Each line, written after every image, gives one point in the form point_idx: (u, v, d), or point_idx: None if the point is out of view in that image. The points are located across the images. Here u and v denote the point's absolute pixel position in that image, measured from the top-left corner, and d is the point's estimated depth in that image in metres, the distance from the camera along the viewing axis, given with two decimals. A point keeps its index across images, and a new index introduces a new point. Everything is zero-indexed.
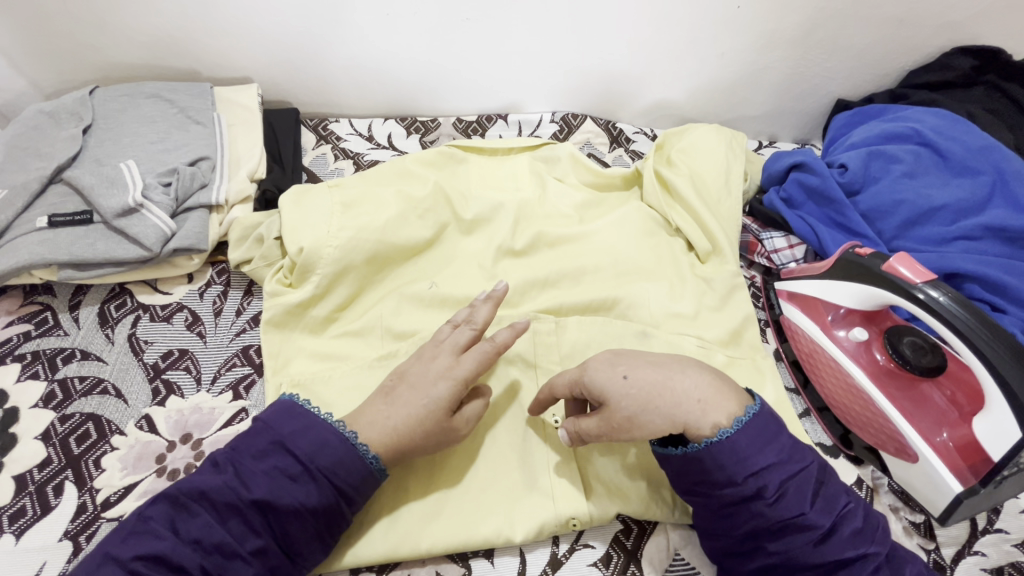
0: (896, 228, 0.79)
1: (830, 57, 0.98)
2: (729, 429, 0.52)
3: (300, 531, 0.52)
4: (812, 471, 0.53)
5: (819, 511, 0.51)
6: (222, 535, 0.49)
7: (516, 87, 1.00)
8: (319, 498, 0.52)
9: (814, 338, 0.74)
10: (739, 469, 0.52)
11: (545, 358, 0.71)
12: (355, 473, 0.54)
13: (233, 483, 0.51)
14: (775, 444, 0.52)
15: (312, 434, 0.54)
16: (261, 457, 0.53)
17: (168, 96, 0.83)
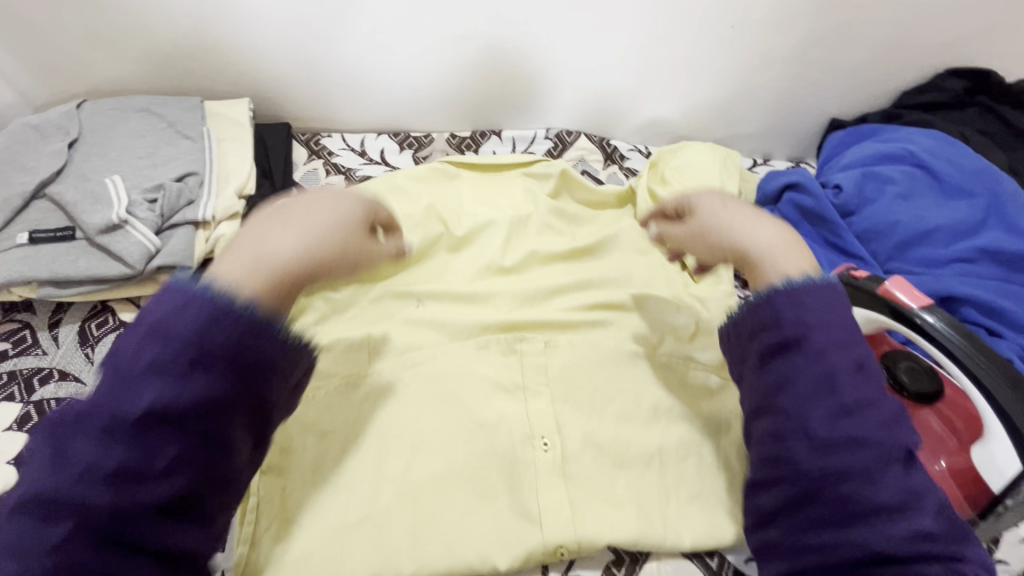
0: (890, 250, 0.78)
1: (824, 76, 0.99)
2: (801, 283, 0.48)
3: (206, 451, 0.38)
4: (860, 352, 0.46)
5: (856, 384, 0.45)
6: (94, 519, 0.35)
7: (511, 104, 0.99)
8: (210, 396, 0.37)
9: None
10: (790, 317, 0.47)
11: (537, 380, 0.69)
12: (246, 335, 0.39)
13: (77, 450, 0.35)
14: (838, 309, 0.47)
15: (174, 315, 0.37)
16: (100, 396, 0.37)
17: (158, 110, 0.82)
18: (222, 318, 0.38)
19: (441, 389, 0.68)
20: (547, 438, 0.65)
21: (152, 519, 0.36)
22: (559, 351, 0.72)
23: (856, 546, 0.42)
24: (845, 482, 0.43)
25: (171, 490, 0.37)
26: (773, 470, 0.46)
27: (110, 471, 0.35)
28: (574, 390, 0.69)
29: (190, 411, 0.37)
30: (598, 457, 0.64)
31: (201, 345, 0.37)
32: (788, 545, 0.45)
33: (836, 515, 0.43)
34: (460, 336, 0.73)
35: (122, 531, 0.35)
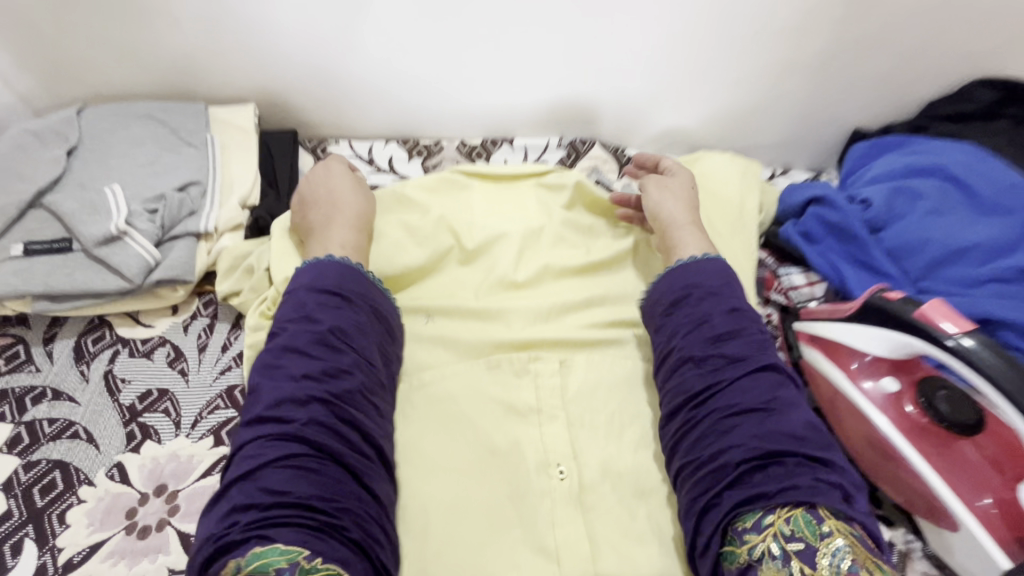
0: (922, 269, 0.75)
1: (847, 85, 0.95)
2: (696, 258, 0.69)
3: (369, 366, 0.56)
4: (736, 301, 0.65)
5: (724, 319, 0.63)
6: (322, 446, 0.48)
7: (523, 112, 0.96)
8: (366, 328, 0.57)
9: (837, 385, 0.70)
10: (671, 288, 0.67)
11: (552, 403, 0.66)
12: (372, 289, 0.61)
13: (288, 409, 0.50)
14: (719, 274, 0.67)
15: (325, 281, 0.58)
16: (286, 364, 0.52)
17: (161, 116, 0.79)
18: (355, 277, 0.60)
19: (452, 412, 0.65)
20: (564, 466, 0.61)
21: (357, 428, 0.52)
22: (574, 371, 0.69)
23: (785, 491, 0.50)
24: (736, 404, 0.57)
25: (361, 398, 0.54)
26: (693, 411, 0.59)
27: (316, 406, 0.50)
28: (590, 414, 0.66)
29: (354, 342, 0.56)
30: (616, 487, 0.61)
31: (349, 297, 0.58)
32: (728, 497, 0.53)
33: (743, 439, 0.55)
34: (471, 355, 0.70)
35: (339, 449, 0.49)
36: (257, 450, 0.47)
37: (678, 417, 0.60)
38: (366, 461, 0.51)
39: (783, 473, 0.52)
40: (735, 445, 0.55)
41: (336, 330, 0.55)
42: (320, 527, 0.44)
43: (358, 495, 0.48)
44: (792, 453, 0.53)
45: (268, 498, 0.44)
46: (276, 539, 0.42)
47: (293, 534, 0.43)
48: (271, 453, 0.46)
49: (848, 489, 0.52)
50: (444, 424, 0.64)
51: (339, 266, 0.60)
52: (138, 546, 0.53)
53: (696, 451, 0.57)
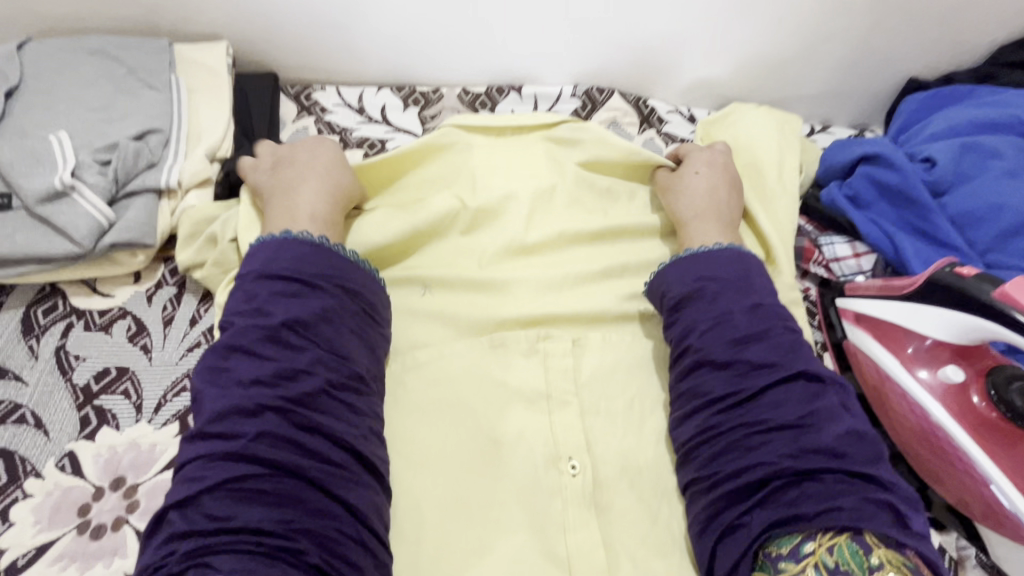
0: (992, 238, 0.66)
1: (908, 27, 0.83)
2: (707, 249, 0.62)
3: (334, 359, 0.51)
4: (756, 296, 0.58)
5: (750, 320, 0.56)
6: (276, 462, 0.44)
7: (534, 55, 0.84)
8: (330, 316, 0.52)
9: (889, 373, 0.61)
10: (681, 281, 0.60)
11: (563, 388, 0.58)
12: (345, 269, 0.55)
13: (233, 421, 0.45)
14: (727, 266, 0.60)
15: (277, 267, 0.53)
16: (234, 368, 0.48)
17: (116, 53, 0.69)
18: (318, 261, 0.54)
19: (450, 397, 0.58)
20: (576, 461, 0.54)
21: (318, 432, 0.47)
22: (588, 352, 0.61)
23: (823, 514, 0.44)
24: (766, 416, 0.51)
25: (324, 397, 0.48)
26: (713, 419, 0.53)
27: (270, 413, 0.46)
28: (605, 402, 0.58)
29: (316, 335, 0.51)
30: (631, 484, 0.55)
31: (308, 283, 0.52)
32: (757, 518, 0.47)
33: (773, 457, 0.49)
34: (471, 334, 0.62)
35: (295, 460, 0.44)
36: (200, 469, 0.43)
37: (694, 426, 0.54)
38: (333, 469, 0.46)
39: (821, 494, 0.46)
40: (763, 462, 0.49)
41: (291, 323, 0.50)
42: (268, 551, 0.40)
43: (323, 509, 0.44)
44: (828, 471, 0.47)
45: (211, 524, 0.41)
46: (217, 569, 0.38)
47: (236, 559, 0.39)
48: (212, 475, 0.42)
49: (901, 508, 0.45)
50: (441, 410, 0.57)
51: (295, 246, 0.54)
52: (91, 549, 0.48)
53: (715, 467, 0.51)
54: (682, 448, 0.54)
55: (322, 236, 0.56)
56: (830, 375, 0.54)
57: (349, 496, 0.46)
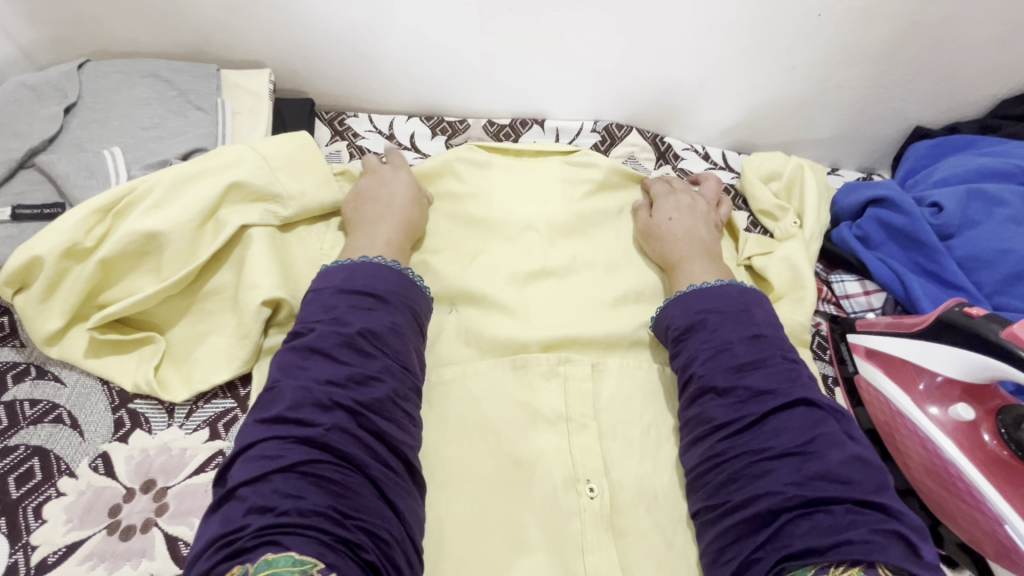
0: (999, 281, 0.68)
1: (914, 79, 0.87)
2: (712, 284, 0.64)
3: (400, 369, 0.54)
4: (757, 327, 0.60)
5: (748, 346, 0.58)
6: (344, 453, 0.46)
7: (556, 92, 0.89)
8: (400, 331, 0.55)
9: (901, 409, 0.63)
10: (683, 313, 0.62)
11: (582, 410, 0.60)
12: (411, 288, 0.59)
13: (310, 412, 0.47)
14: (725, 295, 0.63)
15: (357, 282, 0.56)
16: (311, 368, 0.50)
17: (168, 76, 0.73)
18: (386, 275, 0.58)
19: (474, 414, 0.60)
20: (594, 483, 0.56)
21: (384, 439, 0.49)
22: (607, 377, 0.63)
23: (836, 547, 0.45)
24: (767, 444, 0.52)
25: (389, 406, 0.51)
26: (720, 444, 0.54)
27: (341, 411, 0.48)
28: (621, 429, 0.60)
29: (387, 348, 0.54)
30: (648, 510, 0.56)
31: (381, 297, 0.56)
32: (771, 553, 0.47)
33: (778, 486, 0.49)
34: (490, 354, 0.64)
35: (361, 457, 0.47)
36: (275, 450, 0.45)
37: (702, 451, 0.55)
38: (390, 473, 0.48)
39: (832, 525, 0.46)
40: (770, 491, 0.50)
41: (364, 333, 0.53)
42: (334, 540, 0.41)
43: (378, 509, 0.45)
44: (839, 500, 0.48)
45: (284, 503, 0.42)
46: (288, 545, 0.39)
47: (305, 542, 0.39)
48: (290, 457, 0.44)
49: (912, 536, 0.46)
50: (464, 427, 0.59)
51: (372, 266, 0.58)
52: (120, 549, 0.49)
53: (724, 493, 0.52)
54: (690, 474, 0.56)
55: (395, 259, 0.61)
56: (832, 404, 0.56)
57: (398, 500, 0.47)
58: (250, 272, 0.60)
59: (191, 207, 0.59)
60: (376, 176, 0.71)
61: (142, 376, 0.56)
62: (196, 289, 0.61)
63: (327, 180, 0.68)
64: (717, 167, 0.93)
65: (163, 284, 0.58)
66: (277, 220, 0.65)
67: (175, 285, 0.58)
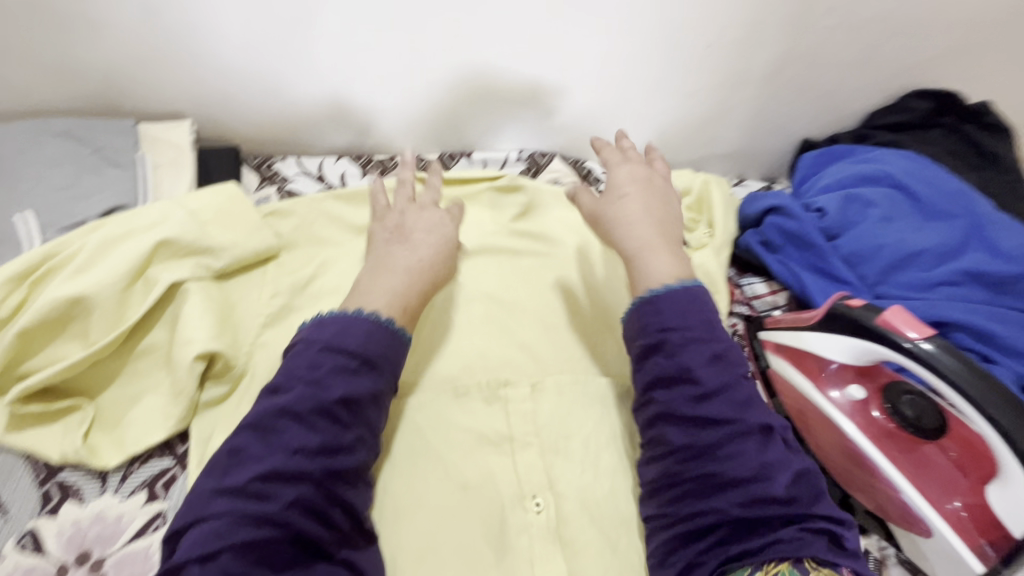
0: (879, 272, 0.76)
1: (797, 96, 0.97)
2: (671, 288, 0.62)
3: (371, 438, 0.55)
4: (719, 346, 0.59)
5: (712, 371, 0.58)
6: (298, 530, 0.47)
7: (478, 127, 0.94)
8: (377, 399, 0.55)
9: (805, 395, 0.70)
10: (646, 330, 0.60)
11: (523, 429, 0.63)
12: (395, 348, 0.58)
13: (270, 485, 0.48)
14: (693, 312, 0.60)
15: (348, 341, 0.55)
16: (284, 433, 0.50)
17: (81, 134, 0.72)
18: (361, 331, 0.56)
19: (420, 445, 0.61)
20: (540, 498, 0.59)
21: (345, 508, 0.51)
22: (545, 395, 0.66)
23: (767, 549, 0.50)
24: (722, 469, 0.54)
25: (354, 474, 0.52)
26: (677, 466, 0.56)
27: (306, 483, 0.49)
28: (561, 442, 0.63)
29: (362, 416, 0.53)
30: (595, 516, 0.59)
31: (368, 362, 0.55)
32: (713, 558, 0.52)
33: (726, 505, 0.53)
34: (434, 386, 0.66)
35: (316, 533, 0.48)
36: (228, 526, 0.46)
37: (659, 469, 0.57)
38: (343, 538, 0.50)
39: (769, 534, 0.51)
40: (717, 508, 0.53)
41: (345, 400, 0.52)
42: None
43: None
44: (780, 516, 0.52)
45: None
46: None
47: None
48: (240, 537, 0.45)
49: (839, 531, 0.53)
50: (410, 460, 0.61)
51: (366, 323, 0.57)
52: None
53: (673, 506, 0.55)
54: (646, 486, 0.59)
55: (389, 318, 0.59)
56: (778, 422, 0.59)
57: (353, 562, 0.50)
58: (184, 327, 0.59)
59: (117, 268, 0.58)
60: (425, 227, 0.71)
61: (69, 446, 0.55)
62: (126, 350, 0.59)
63: (258, 226, 0.68)
64: None
65: (91, 348, 0.57)
66: (211, 272, 0.64)
67: (103, 349, 0.57)
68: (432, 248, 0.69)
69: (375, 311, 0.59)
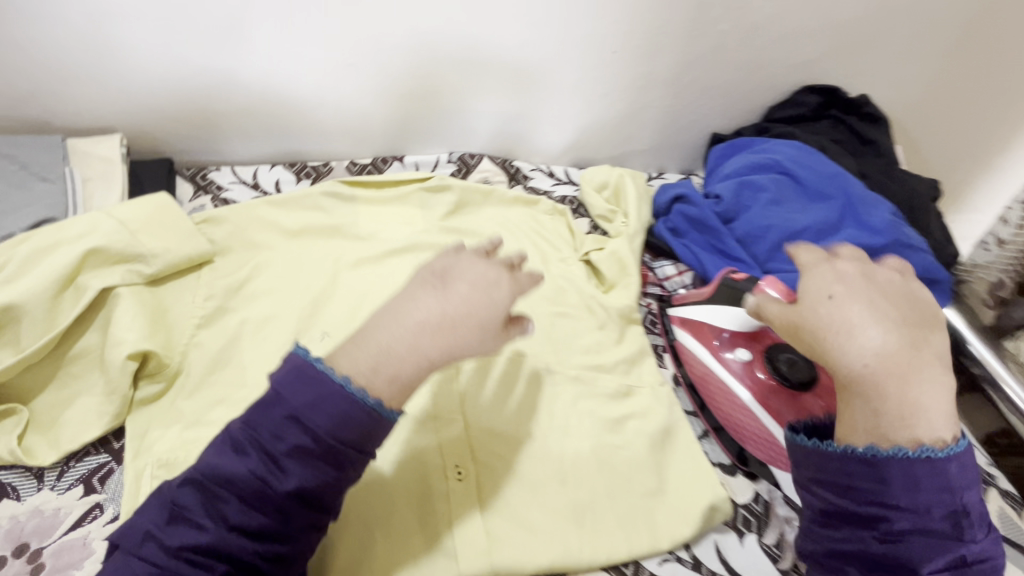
0: (768, 250, 0.86)
1: (702, 95, 1.06)
2: (909, 454, 0.53)
3: (322, 519, 0.52)
4: (948, 521, 0.53)
5: (934, 551, 0.52)
6: None
7: (407, 132, 0.99)
8: (334, 489, 0.51)
9: (703, 360, 0.77)
10: (904, 492, 0.53)
11: (449, 408, 0.69)
12: (373, 437, 0.52)
13: (199, 553, 0.49)
14: (937, 484, 0.53)
15: (314, 420, 0.49)
16: (224, 502, 0.50)
17: (8, 151, 0.74)
18: (332, 412, 0.49)
19: None
20: (461, 466, 0.65)
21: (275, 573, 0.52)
22: (469, 377, 0.72)
23: None
24: None
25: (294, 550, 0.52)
26: None
27: (237, 557, 0.50)
28: (481, 418, 0.69)
29: (314, 505, 0.51)
30: (513, 480, 0.66)
31: (331, 454, 0.50)
32: None
33: None
34: None
35: None
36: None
37: None
38: None
39: None
40: None
41: (297, 491, 0.50)
42: None
43: None
44: None
45: None
46: None
47: None
48: None
49: None
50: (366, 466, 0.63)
51: (338, 402, 0.50)
52: None
53: None
54: None
55: (378, 401, 0.51)
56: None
57: None
58: (115, 329, 0.63)
59: (46, 277, 0.61)
60: (466, 281, 0.55)
61: (4, 447, 0.58)
62: (58, 354, 0.62)
63: (190, 234, 0.71)
64: (561, 182, 1.06)
65: (22, 353, 0.60)
66: (142, 278, 0.67)
67: (35, 354, 0.60)
68: (459, 303, 0.53)
69: (347, 376, 0.50)
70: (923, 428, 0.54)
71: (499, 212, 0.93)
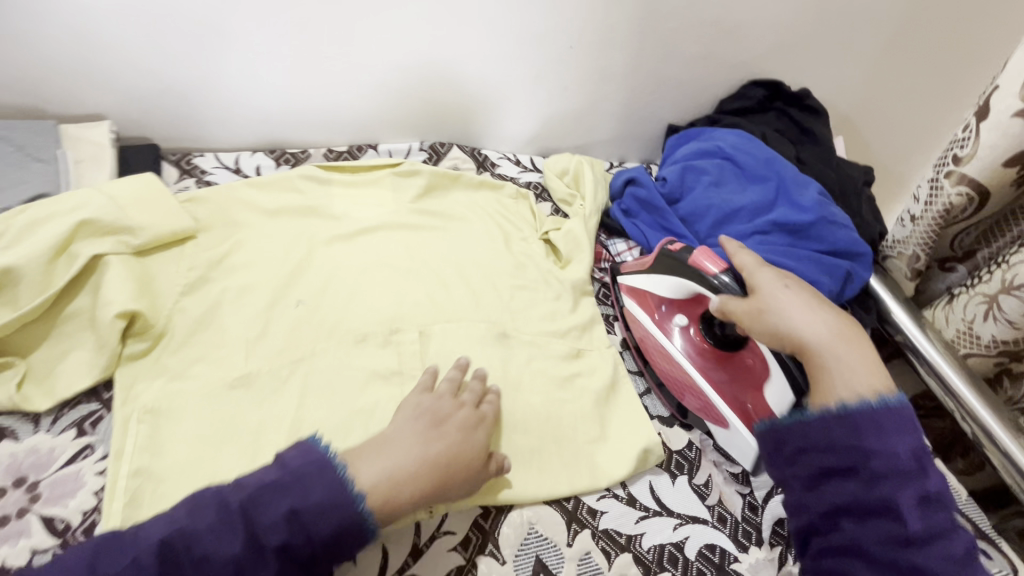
0: (709, 228, 0.95)
1: (656, 88, 1.14)
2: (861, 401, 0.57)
3: None
4: (917, 471, 0.54)
5: (907, 498, 0.53)
6: None
7: (380, 121, 1.06)
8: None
9: (645, 324, 0.85)
10: (855, 437, 0.56)
11: (412, 365, 0.76)
12: (354, 539, 0.54)
13: None
14: (892, 429, 0.56)
15: (311, 503, 0.53)
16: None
17: (4, 134, 0.80)
18: (329, 497, 0.54)
19: (321, 382, 0.72)
20: None
21: None
22: (431, 339, 0.79)
23: None
24: None
25: None
26: None
27: None
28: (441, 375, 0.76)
29: None
30: None
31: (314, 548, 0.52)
32: None
33: None
34: (335, 340, 0.76)
35: None
36: None
37: None
38: None
39: None
40: None
41: None
42: None
43: None
44: None
45: None
46: None
47: None
48: None
49: None
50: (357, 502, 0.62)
51: (341, 488, 0.54)
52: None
53: None
54: None
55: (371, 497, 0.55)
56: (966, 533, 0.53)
57: None
58: (105, 292, 0.69)
59: (42, 244, 0.68)
60: (458, 430, 0.64)
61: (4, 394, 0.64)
62: (53, 314, 0.69)
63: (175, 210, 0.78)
64: (526, 170, 1.13)
65: (19, 311, 0.66)
66: (129, 248, 0.74)
67: (31, 312, 0.66)
68: (451, 444, 0.62)
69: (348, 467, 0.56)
70: (867, 383, 0.59)
71: (464, 195, 1.00)
